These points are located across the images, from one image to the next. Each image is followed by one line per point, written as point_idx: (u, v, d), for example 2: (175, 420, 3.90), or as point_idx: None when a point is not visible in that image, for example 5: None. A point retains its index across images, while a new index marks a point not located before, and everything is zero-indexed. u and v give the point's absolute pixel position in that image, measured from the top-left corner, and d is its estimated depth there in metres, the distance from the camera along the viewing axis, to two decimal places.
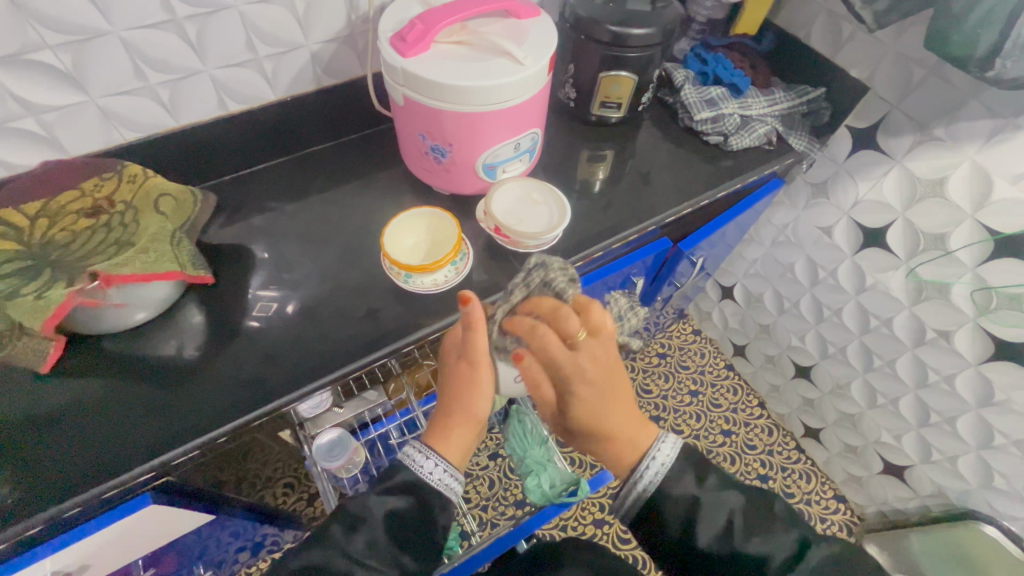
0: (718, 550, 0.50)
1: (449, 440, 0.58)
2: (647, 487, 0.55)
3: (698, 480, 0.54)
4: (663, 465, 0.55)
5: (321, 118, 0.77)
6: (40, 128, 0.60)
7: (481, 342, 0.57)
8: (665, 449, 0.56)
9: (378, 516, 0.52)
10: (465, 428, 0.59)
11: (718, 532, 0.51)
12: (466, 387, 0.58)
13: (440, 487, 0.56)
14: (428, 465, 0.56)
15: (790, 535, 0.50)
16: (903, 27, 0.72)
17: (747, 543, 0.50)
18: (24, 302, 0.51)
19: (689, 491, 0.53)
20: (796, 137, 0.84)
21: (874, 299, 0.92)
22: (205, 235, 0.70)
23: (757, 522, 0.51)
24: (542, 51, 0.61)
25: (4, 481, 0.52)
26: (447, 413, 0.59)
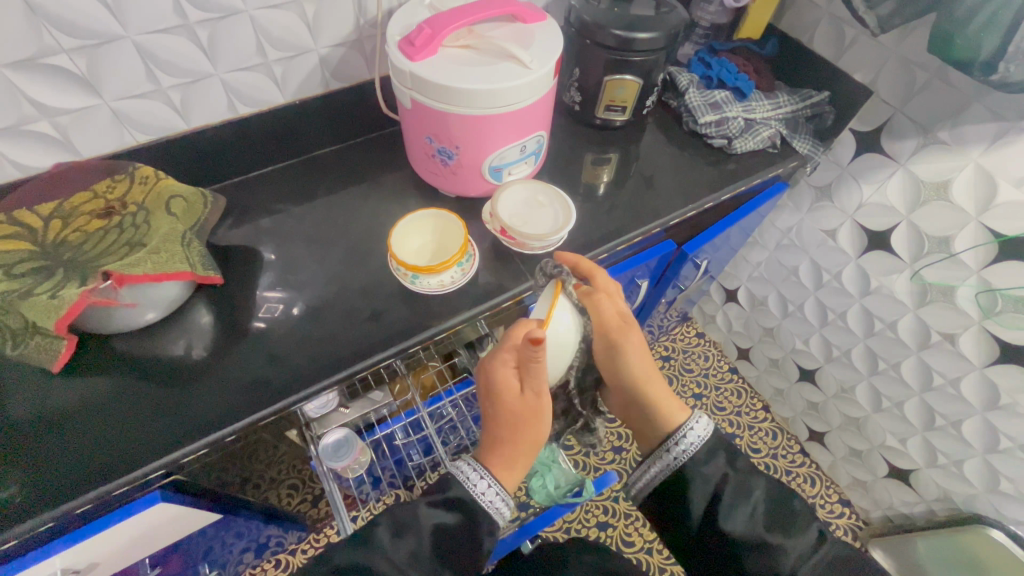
0: (743, 537, 0.51)
1: (510, 468, 0.58)
2: (676, 459, 0.56)
3: (729, 461, 0.56)
4: (692, 445, 0.56)
5: (329, 121, 0.78)
6: (54, 131, 0.61)
7: (544, 373, 0.55)
8: (696, 432, 0.57)
9: (426, 528, 0.52)
10: (522, 452, 0.59)
11: (745, 519, 0.52)
12: (528, 413, 0.58)
13: (489, 508, 0.56)
14: (482, 485, 0.56)
15: (812, 529, 0.51)
16: (906, 31, 0.73)
17: (771, 533, 0.51)
18: (38, 301, 0.52)
19: (718, 470, 0.55)
20: (801, 140, 0.85)
21: (878, 302, 0.92)
22: (214, 236, 0.71)
23: (781, 515, 0.52)
24: (549, 56, 0.62)
25: (14, 478, 0.53)
26: (504, 438, 0.58)
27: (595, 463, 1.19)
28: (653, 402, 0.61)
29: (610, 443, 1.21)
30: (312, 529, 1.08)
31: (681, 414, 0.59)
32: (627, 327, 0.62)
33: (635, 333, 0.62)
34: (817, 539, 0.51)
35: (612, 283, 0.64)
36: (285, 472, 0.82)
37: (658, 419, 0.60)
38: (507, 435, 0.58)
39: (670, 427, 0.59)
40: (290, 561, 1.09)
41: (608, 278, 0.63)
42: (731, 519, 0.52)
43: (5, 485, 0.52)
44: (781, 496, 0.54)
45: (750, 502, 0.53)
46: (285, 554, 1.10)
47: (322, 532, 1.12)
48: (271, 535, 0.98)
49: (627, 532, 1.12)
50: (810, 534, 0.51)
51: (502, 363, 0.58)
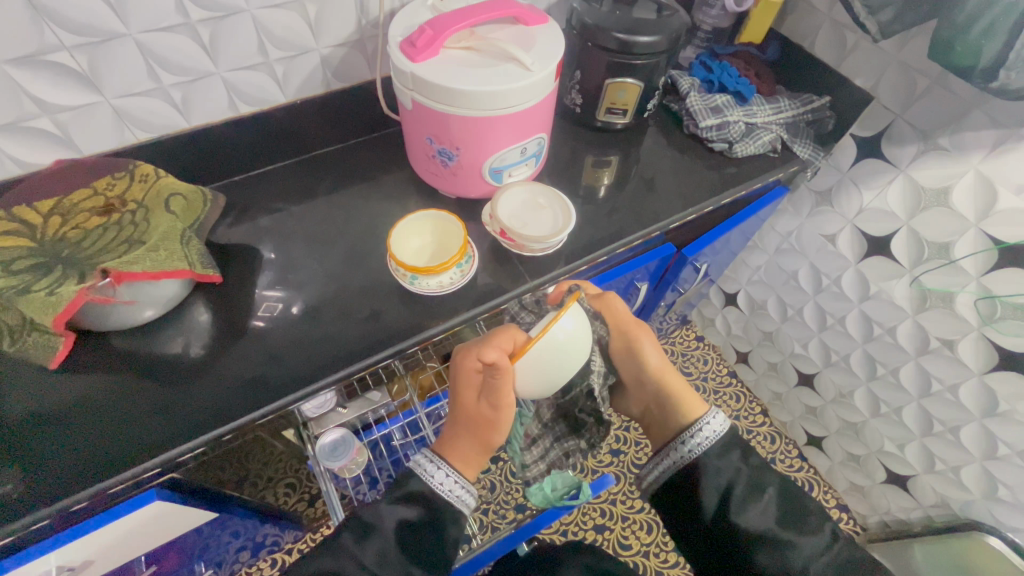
0: (756, 531, 0.55)
1: (465, 458, 0.62)
2: (696, 446, 0.62)
3: (743, 458, 0.60)
4: (716, 427, 0.62)
5: (330, 121, 0.78)
6: (55, 128, 0.61)
7: (507, 387, 0.58)
8: (714, 422, 0.62)
9: (389, 526, 0.54)
10: (477, 445, 0.63)
11: (758, 515, 0.56)
12: (484, 420, 0.61)
13: (450, 497, 0.59)
14: (440, 476, 0.59)
15: (824, 527, 0.55)
16: (907, 37, 0.73)
17: (783, 530, 0.55)
18: (36, 298, 0.52)
19: (733, 466, 0.60)
20: (801, 145, 0.85)
21: (877, 307, 0.92)
22: (213, 235, 0.71)
23: (792, 516, 0.56)
24: (550, 58, 0.62)
25: (11, 473, 0.53)
26: (463, 429, 0.62)
27: (593, 465, 1.19)
28: (672, 395, 0.69)
29: (608, 445, 1.21)
30: (309, 528, 1.08)
31: (699, 408, 0.67)
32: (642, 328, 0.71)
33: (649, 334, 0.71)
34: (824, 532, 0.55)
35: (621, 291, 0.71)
36: (281, 471, 0.81)
37: (678, 411, 0.67)
38: (465, 427, 0.62)
39: (690, 418, 0.66)
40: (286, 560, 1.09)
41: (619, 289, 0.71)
42: (744, 514, 0.56)
43: (2, 481, 0.52)
44: (792, 498, 0.58)
45: (763, 499, 0.57)
46: (281, 553, 1.10)
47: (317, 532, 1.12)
48: (267, 534, 0.98)
49: (624, 535, 1.11)
50: (823, 533, 0.55)
51: (469, 363, 0.60)
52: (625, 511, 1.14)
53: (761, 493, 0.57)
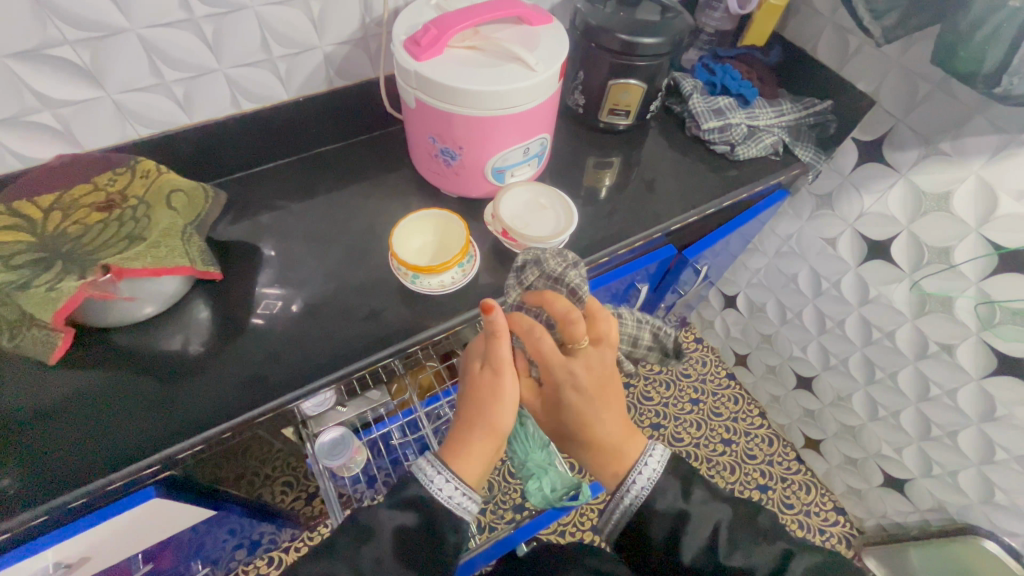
0: (700, 567, 0.51)
1: (469, 459, 0.57)
2: (631, 505, 0.56)
3: (684, 491, 0.54)
4: (649, 480, 0.56)
5: (332, 119, 0.78)
6: (56, 123, 0.61)
7: (504, 350, 0.57)
8: (650, 467, 0.56)
9: (386, 531, 0.52)
10: (484, 443, 0.57)
11: (701, 549, 0.51)
12: (489, 395, 0.58)
13: (450, 505, 0.55)
14: (439, 481, 0.55)
15: (774, 546, 0.50)
16: (911, 41, 0.73)
17: (730, 558, 0.50)
18: (36, 293, 0.51)
19: (674, 505, 0.54)
20: (803, 148, 0.85)
21: (877, 311, 0.92)
22: (214, 232, 0.71)
23: (740, 536, 0.51)
24: (554, 59, 0.62)
25: (8, 469, 0.52)
26: (466, 426, 0.58)
27: (591, 466, 1.19)
28: (603, 447, 0.59)
29: None
30: (306, 526, 1.08)
31: (635, 454, 0.59)
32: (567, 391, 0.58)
33: (579, 394, 0.58)
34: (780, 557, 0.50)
35: (546, 347, 0.57)
36: (279, 469, 0.81)
37: (608, 466, 0.59)
38: (471, 422, 0.58)
39: (623, 471, 0.58)
40: (283, 558, 1.09)
41: (541, 341, 0.57)
42: (688, 549, 0.51)
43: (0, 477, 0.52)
44: (741, 518, 0.53)
45: (705, 533, 0.52)
46: (278, 551, 1.09)
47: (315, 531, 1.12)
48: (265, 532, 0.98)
49: None
50: (774, 548, 0.50)
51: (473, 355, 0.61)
52: None
53: (711, 522, 0.52)
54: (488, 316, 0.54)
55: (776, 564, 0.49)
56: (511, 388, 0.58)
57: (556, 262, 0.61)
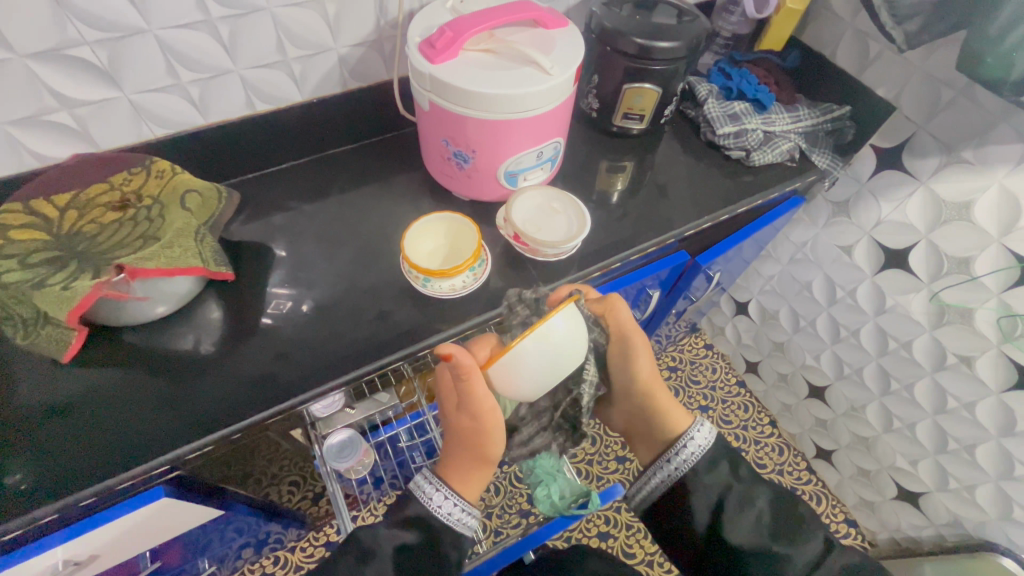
0: (747, 544, 0.53)
1: (466, 480, 0.59)
2: (692, 454, 0.58)
3: (733, 471, 0.58)
4: (700, 447, 0.58)
5: (345, 121, 0.78)
6: (74, 122, 0.61)
7: (480, 391, 0.55)
8: (702, 431, 0.59)
9: (387, 549, 0.53)
10: (476, 465, 0.59)
11: (750, 527, 0.54)
12: (473, 432, 0.58)
13: (451, 522, 0.56)
14: (439, 497, 0.57)
15: (818, 538, 0.54)
16: (933, 47, 0.71)
17: (776, 542, 0.53)
18: (51, 292, 0.52)
19: (721, 481, 0.57)
20: (820, 154, 0.83)
21: (894, 320, 0.90)
22: (227, 232, 0.71)
23: (787, 525, 0.54)
24: (569, 62, 0.61)
25: (22, 466, 0.53)
26: (457, 451, 0.59)
27: (598, 472, 1.18)
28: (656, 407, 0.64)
29: (613, 451, 1.20)
30: (312, 526, 1.08)
31: (686, 419, 0.63)
32: (636, 341, 0.63)
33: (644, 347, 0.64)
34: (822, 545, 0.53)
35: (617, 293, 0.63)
36: (286, 469, 0.81)
37: (660, 427, 0.64)
38: (459, 451, 0.59)
39: (674, 431, 0.63)
40: (288, 558, 1.09)
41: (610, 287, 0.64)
42: (735, 526, 0.54)
43: (12, 473, 0.52)
44: (786, 506, 0.56)
45: (755, 513, 0.55)
46: (284, 550, 1.09)
47: (321, 531, 1.12)
48: (271, 531, 0.98)
49: (629, 543, 1.11)
50: (818, 542, 0.53)
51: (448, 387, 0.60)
52: (629, 519, 1.13)
53: (752, 508, 0.55)
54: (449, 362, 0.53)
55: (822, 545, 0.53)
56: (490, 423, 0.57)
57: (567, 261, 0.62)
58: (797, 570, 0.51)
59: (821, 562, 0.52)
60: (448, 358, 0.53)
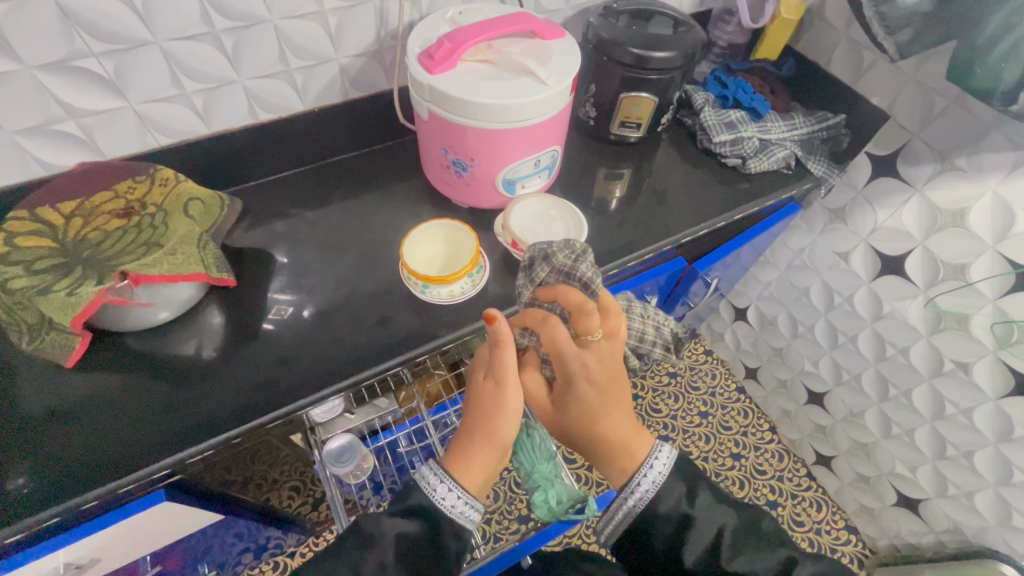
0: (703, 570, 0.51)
1: (469, 465, 0.55)
2: (638, 500, 0.55)
3: (689, 497, 0.55)
4: (654, 482, 0.55)
5: (346, 129, 0.79)
6: (80, 131, 0.62)
7: (509, 361, 0.55)
8: (658, 466, 0.56)
9: (388, 537, 0.51)
10: (487, 451, 0.56)
11: (704, 551, 0.52)
12: (493, 406, 0.55)
13: (452, 513, 0.53)
14: (442, 490, 0.54)
15: (778, 555, 0.51)
16: (926, 57, 0.72)
17: (730, 562, 0.51)
18: (56, 299, 0.53)
19: (678, 509, 0.54)
20: (815, 161, 0.84)
21: (890, 326, 0.91)
22: (229, 238, 0.72)
23: (746, 542, 0.52)
24: (566, 72, 0.63)
25: (25, 470, 0.54)
26: (470, 431, 0.56)
27: (599, 478, 1.19)
28: (607, 445, 0.58)
29: None
30: (312, 532, 1.08)
31: (645, 446, 0.58)
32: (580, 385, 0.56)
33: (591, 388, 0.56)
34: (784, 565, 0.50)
35: (561, 341, 0.55)
36: (287, 474, 0.81)
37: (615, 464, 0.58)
38: (470, 434, 0.56)
39: (630, 467, 0.57)
40: (289, 564, 1.09)
41: (556, 331, 0.56)
42: (692, 552, 0.52)
43: (15, 476, 0.53)
44: (767, 513, 0.53)
45: (711, 535, 0.52)
46: (284, 556, 1.10)
47: (321, 536, 1.12)
48: (271, 536, 0.98)
49: None
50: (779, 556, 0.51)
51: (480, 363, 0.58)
52: None
53: (712, 528, 0.53)
54: (491, 326, 0.53)
55: (782, 562, 0.50)
56: (512, 402, 0.55)
57: (563, 256, 0.60)
58: None
59: None
60: (492, 323, 0.53)
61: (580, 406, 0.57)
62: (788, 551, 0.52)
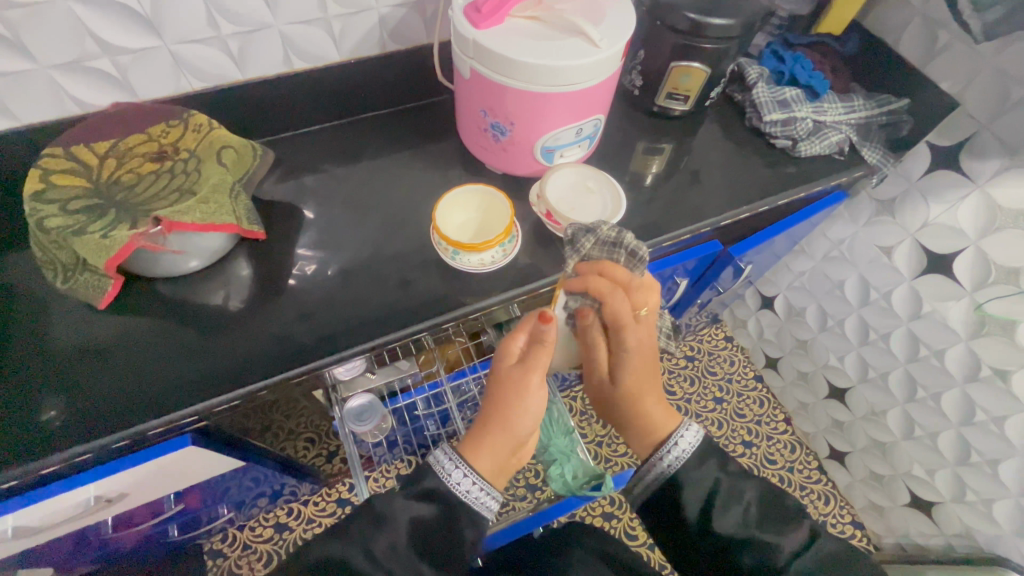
0: (732, 536, 0.51)
1: (482, 451, 0.55)
2: (670, 465, 0.56)
3: (720, 465, 0.55)
4: (686, 449, 0.56)
5: (380, 83, 0.76)
6: (114, 70, 0.61)
7: (543, 360, 0.56)
8: (688, 436, 0.56)
9: (401, 521, 0.50)
10: (503, 443, 0.55)
11: (737, 518, 0.52)
12: (513, 396, 0.56)
13: (470, 500, 0.53)
14: (457, 475, 0.53)
15: (804, 528, 0.51)
16: (1009, 41, 0.67)
17: (762, 529, 0.51)
18: (90, 240, 0.53)
19: (711, 474, 0.55)
20: (870, 149, 0.79)
21: (927, 327, 0.88)
22: (259, 190, 0.71)
23: (772, 513, 0.52)
24: (619, 35, 0.59)
25: (61, 404, 0.55)
26: (491, 426, 0.56)
27: (607, 454, 1.19)
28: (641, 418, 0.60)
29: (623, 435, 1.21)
30: (326, 483, 1.12)
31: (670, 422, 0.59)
32: (631, 360, 0.60)
33: (638, 364, 0.60)
34: (809, 537, 0.51)
35: (624, 313, 0.58)
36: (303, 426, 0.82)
37: (644, 434, 0.60)
38: (489, 416, 0.56)
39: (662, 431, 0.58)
40: (302, 510, 1.13)
41: (619, 305, 0.58)
42: (724, 517, 0.52)
43: (48, 409, 0.55)
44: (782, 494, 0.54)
45: (740, 502, 0.53)
46: (298, 503, 1.14)
47: (333, 487, 1.16)
48: (287, 483, 1.01)
49: (632, 525, 1.12)
50: (801, 532, 0.51)
51: (511, 354, 0.58)
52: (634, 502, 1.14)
53: (738, 498, 0.53)
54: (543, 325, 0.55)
55: (806, 535, 0.51)
56: (535, 401, 0.56)
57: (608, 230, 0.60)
58: (782, 560, 0.49)
59: (805, 550, 0.50)
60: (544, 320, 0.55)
61: (630, 379, 0.60)
62: (813, 525, 0.52)
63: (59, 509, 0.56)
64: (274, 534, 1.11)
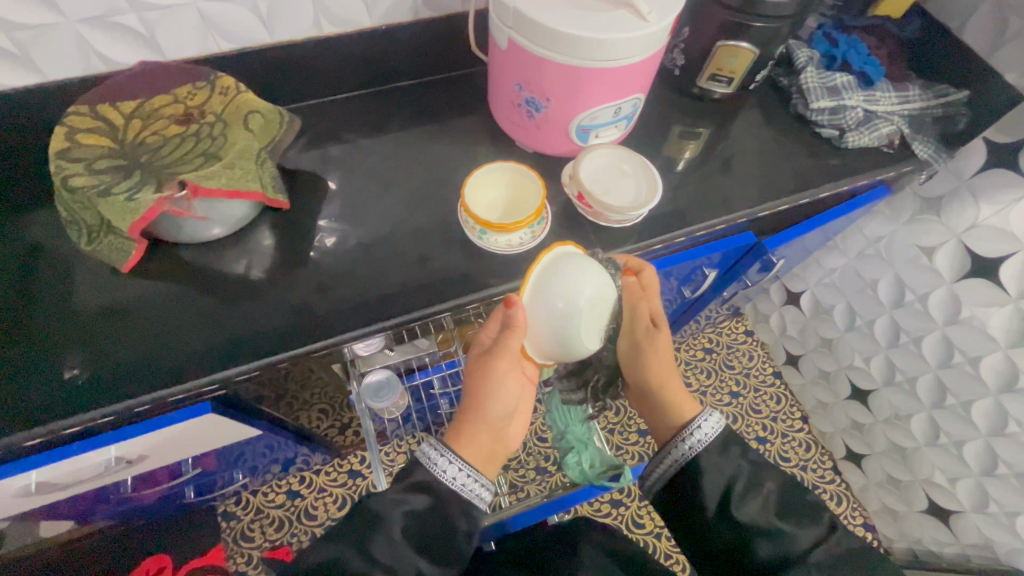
0: (747, 526, 0.50)
1: (466, 440, 0.54)
2: (689, 449, 0.55)
3: (743, 454, 0.54)
4: (705, 437, 0.55)
5: (412, 53, 0.74)
6: (141, 27, 0.59)
7: (513, 345, 0.55)
8: (708, 422, 0.56)
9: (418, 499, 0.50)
10: (483, 431, 0.55)
11: (756, 510, 0.51)
12: (487, 385, 0.55)
13: (459, 488, 0.52)
14: (443, 463, 0.52)
15: (821, 519, 0.50)
16: None
17: (780, 518, 0.50)
18: (114, 202, 0.52)
19: (735, 466, 0.54)
20: (923, 142, 0.74)
21: (963, 333, 0.84)
22: (284, 158, 0.70)
23: (791, 505, 0.51)
24: (668, 8, 0.55)
25: (84, 364, 0.55)
26: (470, 415, 0.56)
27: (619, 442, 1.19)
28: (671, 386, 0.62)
29: (635, 424, 1.20)
30: (338, 454, 1.13)
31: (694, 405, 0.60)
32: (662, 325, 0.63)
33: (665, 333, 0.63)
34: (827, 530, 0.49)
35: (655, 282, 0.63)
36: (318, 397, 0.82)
37: (668, 417, 0.60)
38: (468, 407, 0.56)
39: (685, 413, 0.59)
40: (313, 479, 1.15)
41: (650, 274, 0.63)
42: (744, 506, 0.51)
43: (71, 368, 0.55)
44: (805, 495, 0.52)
45: (762, 493, 0.52)
46: (309, 472, 1.15)
47: (345, 459, 1.17)
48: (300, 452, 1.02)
49: (639, 514, 1.12)
50: (821, 528, 0.49)
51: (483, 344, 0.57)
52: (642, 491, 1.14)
53: (760, 489, 0.52)
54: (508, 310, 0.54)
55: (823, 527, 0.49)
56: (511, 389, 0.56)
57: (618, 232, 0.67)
58: (796, 552, 0.48)
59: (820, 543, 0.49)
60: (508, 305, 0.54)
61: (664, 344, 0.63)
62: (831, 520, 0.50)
63: (78, 469, 0.56)
64: (287, 501, 1.12)
